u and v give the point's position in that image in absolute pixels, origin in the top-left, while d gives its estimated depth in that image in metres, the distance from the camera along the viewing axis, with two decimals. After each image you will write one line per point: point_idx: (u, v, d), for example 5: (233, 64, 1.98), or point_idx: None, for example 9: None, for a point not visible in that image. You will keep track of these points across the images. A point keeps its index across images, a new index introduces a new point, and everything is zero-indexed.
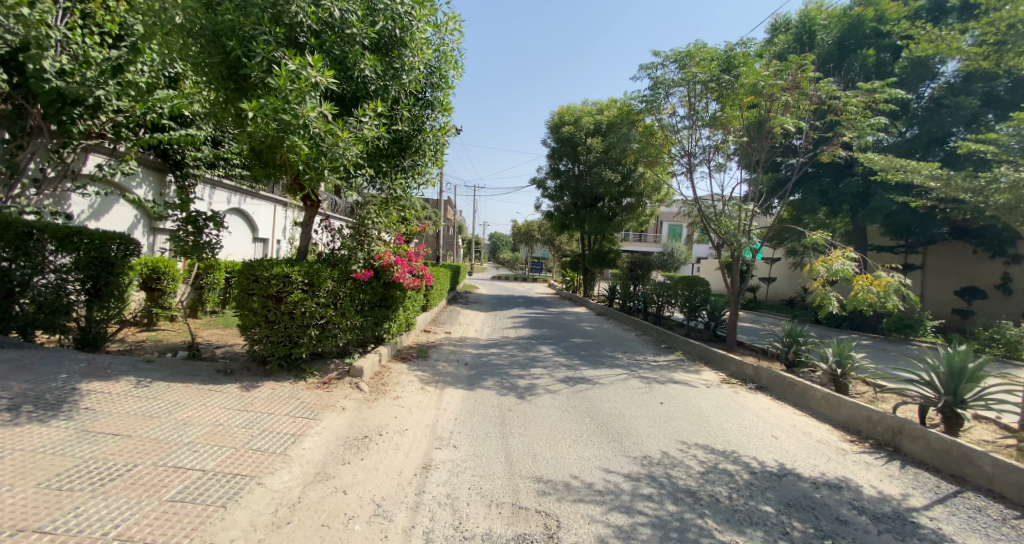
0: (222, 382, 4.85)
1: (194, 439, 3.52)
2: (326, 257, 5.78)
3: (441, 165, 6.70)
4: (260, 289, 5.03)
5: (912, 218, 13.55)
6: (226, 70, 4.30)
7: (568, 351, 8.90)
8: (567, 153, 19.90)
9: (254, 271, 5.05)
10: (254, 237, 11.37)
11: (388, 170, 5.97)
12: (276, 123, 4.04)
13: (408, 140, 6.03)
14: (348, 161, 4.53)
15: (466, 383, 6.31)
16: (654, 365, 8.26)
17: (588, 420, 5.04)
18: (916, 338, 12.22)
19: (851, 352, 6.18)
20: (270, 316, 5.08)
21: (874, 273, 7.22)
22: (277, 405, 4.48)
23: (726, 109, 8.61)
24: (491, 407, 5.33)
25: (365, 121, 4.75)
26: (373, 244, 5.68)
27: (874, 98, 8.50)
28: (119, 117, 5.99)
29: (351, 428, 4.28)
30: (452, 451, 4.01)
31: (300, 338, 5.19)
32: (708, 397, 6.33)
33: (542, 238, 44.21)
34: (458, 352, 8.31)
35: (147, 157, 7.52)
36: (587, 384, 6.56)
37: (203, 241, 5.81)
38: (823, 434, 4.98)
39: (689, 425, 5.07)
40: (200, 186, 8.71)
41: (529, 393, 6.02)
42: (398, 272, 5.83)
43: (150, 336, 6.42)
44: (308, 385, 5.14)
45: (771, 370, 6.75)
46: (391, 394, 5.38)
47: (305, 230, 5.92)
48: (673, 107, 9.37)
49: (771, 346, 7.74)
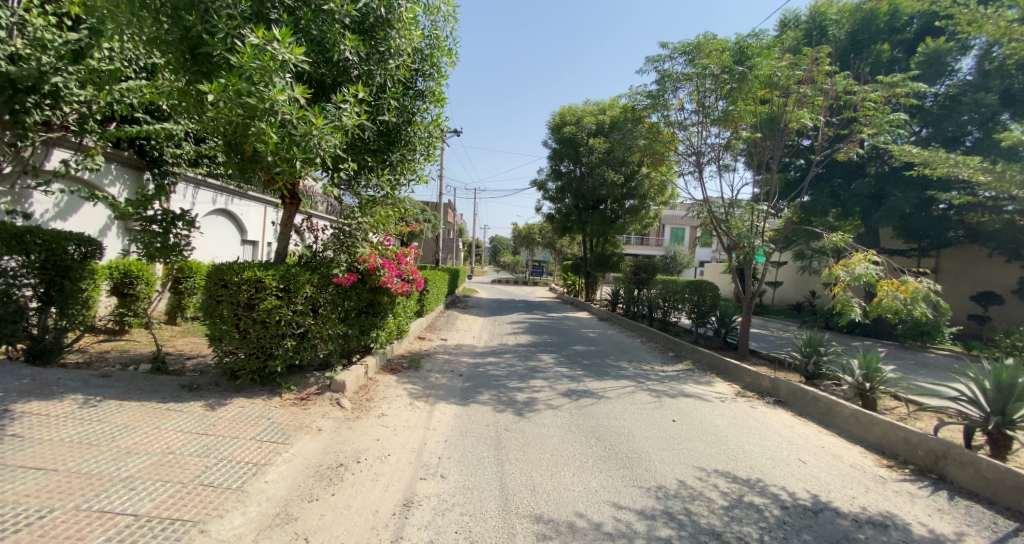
0: (182, 399, 4.33)
1: (133, 474, 3.00)
2: (307, 261, 5.32)
3: (434, 161, 6.20)
4: (230, 295, 4.52)
5: (928, 220, 13.00)
6: (188, 49, 3.83)
7: (570, 361, 8.37)
8: (567, 155, 19.40)
9: (223, 275, 4.54)
10: (242, 239, 10.89)
11: (375, 166, 5.40)
12: (241, 109, 3.57)
13: (397, 132, 5.48)
14: (326, 153, 4.04)
15: (460, 397, 5.79)
16: (662, 376, 7.73)
17: (593, 442, 4.51)
18: (934, 346, 11.68)
19: (879, 364, 5.63)
20: (242, 325, 4.57)
21: (901, 277, 6.69)
22: (245, 426, 3.98)
23: (736, 104, 8.10)
24: (486, 425, 4.81)
25: (345, 107, 4.24)
26: (358, 246, 5.27)
27: (896, 93, 8.00)
28: (83, 108, 5.57)
29: (325, 454, 3.76)
30: (439, 482, 3.49)
31: (275, 350, 4.68)
32: (723, 413, 5.80)
33: (542, 241, 43.67)
34: (453, 362, 7.80)
35: (122, 154, 7.14)
36: (591, 398, 6.03)
37: (172, 242, 5.29)
38: (856, 459, 4.45)
39: (706, 448, 4.55)
40: (181, 185, 8.26)
41: (529, 409, 5.49)
42: (386, 276, 5.33)
43: (115, 347, 5.90)
44: (283, 402, 4.63)
45: (791, 383, 6.23)
46: (375, 411, 4.87)
47: (283, 231, 5.43)
48: (680, 102, 8.88)
49: (788, 356, 7.21)
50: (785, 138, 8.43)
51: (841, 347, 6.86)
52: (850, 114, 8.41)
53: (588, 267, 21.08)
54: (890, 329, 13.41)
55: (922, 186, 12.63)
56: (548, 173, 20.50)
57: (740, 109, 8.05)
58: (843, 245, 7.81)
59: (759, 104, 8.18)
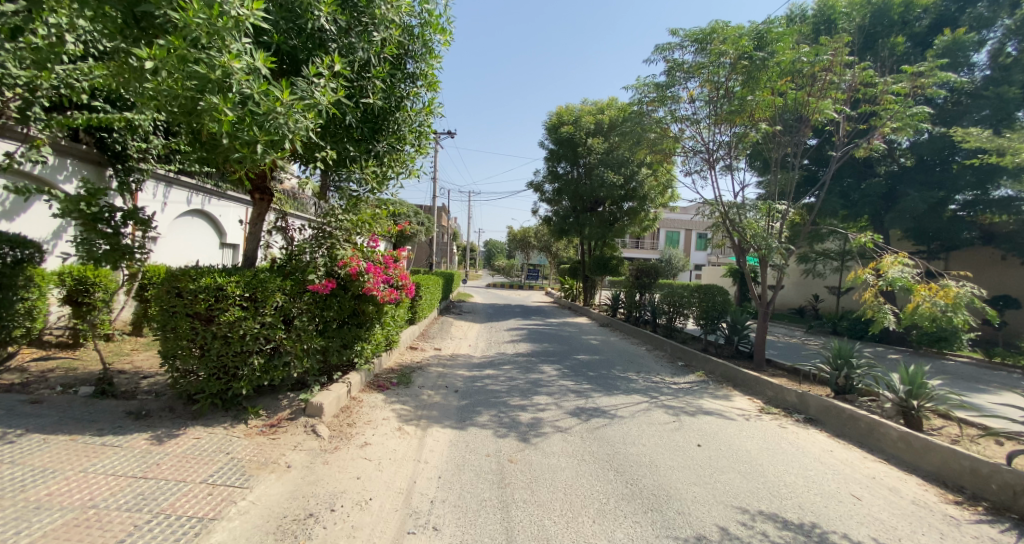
0: (123, 431, 3.62)
1: (37, 538, 2.31)
2: (279, 266, 4.65)
3: (426, 153, 5.57)
4: (185, 305, 3.83)
5: (941, 222, 12.55)
6: (128, 8, 3.16)
7: (575, 373, 7.72)
8: (566, 155, 18.78)
9: (175, 283, 3.83)
10: (221, 241, 10.17)
11: (358, 156, 4.68)
12: (188, 80, 2.94)
13: (383, 119, 4.79)
14: (297, 135, 3.36)
15: (456, 419, 5.10)
16: (676, 389, 7.11)
17: (613, 476, 3.87)
18: (951, 353, 11.42)
19: (924, 379, 5.12)
20: (201, 342, 3.88)
21: (938, 281, 6.11)
22: (197, 466, 3.28)
23: (754, 93, 7.46)
24: (485, 456, 4.13)
25: (319, 81, 3.55)
26: (338, 247, 4.57)
27: (922, 84, 7.47)
28: (27, 93, 4.86)
29: (291, 501, 3.07)
30: (430, 537, 2.81)
31: (240, 370, 3.99)
32: (751, 434, 5.18)
33: (539, 244, 43.06)
34: (448, 376, 7.10)
35: (77, 146, 6.42)
36: (603, 419, 5.38)
37: (124, 245, 4.57)
38: (916, 494, 3.84)
39: (743, 481, 3.91)
40: (150, 183, 7.55)
41: (534, 432, 4.83)
42: (370, 283, 4.72)
43: (61, 364, 5.12)
44: (248, 431, 3.95)
45: (823, 399, 5.65)
46: (357, 440, 4.19)
47: (253, 231, 4.74)
48: (690, 93, 8.27)
49: (814, 369, 6.62)
50: (805, 132, 7.84)
51: (872, 359, 6.28)
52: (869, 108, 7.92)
53: (587, 270, 20.42)
54: (903, 335, 12.88)
55: (935, 186, 12.15)
56: (546, 174, 19.87)
57: (758, 99, 7.42)
58: (870, 246, 7.23)
59: (780, 93, 7.56)
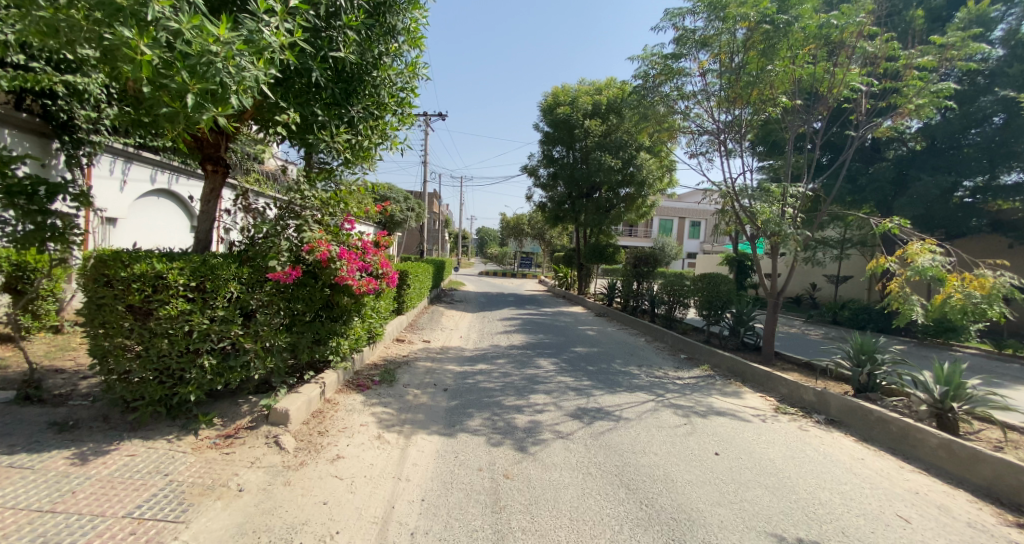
0: (40, 447, 3.00)
1: None
2: (238, 250, 4.01)
3: (410, 123, 4.95)
4: (116, 296, 3.15)
5: (950, 209, 12.12)
6: None
7: (573, 367, 7.21)
8: (561, 139, 18.00)
9: (103, 271, 3.16)
10: (192, 224, 9.41)
11: (327, 122, 4.00)
12: (94, 6, 2.28)
13: (359, 80, 4.11)
14: (242, 86, 2.66)
15: (445, 424, 4.54)
16: (682, 385, 6.63)
17: (625, 495, 3.34)
18: (958, 344, 11.10)
19: (961, 380, 4.72)
20: (138, 340, 3.23)
21: (974, 271, 5.59)
22: (124, 494, 2.68)
23: (773, 63, 6.87)
24: (477, 471, 3.57)
25: (271, 18, 2.86)
26: (304, 229, 3.94)
27: (952, 56, 6.89)
28: None
29: (238, 538, 2.48)
30: None
31: (186, 373, 3.36)
32: (771, 439, 4.68)
33: (532, 232, 42.58)
34: (436, 371, 6.54)
35: (18, 114, 5.39)
36: (608, 421, 4.85)
37: (50, 224, 3.84)
38: (968, 514, 3.37)
39: (773, 500, 3.41)
40: (106, 157, 6.80)
41: (533, 438, 4.31)
42: (343, 270, 4.07)
43: None
44: (197, 444, 3.36)
45: (846, 399, 5.19)
46: (327, 452, 3.61)
47: (207, 210, 4.06)
48: (701, 65, 7.66)
49: (831, 364, 6.16)
50: (823, 109, 7.27)
51: (896, 355, 5.82)
52: (891, 83, 7.37)
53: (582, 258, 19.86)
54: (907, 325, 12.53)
55: (946, 171, 11.69)
56: (541, 158, 19.14)
57: (778, 70, 6.88)
58: (895, 233, 6.67)
59: (800, 65, 6.95)
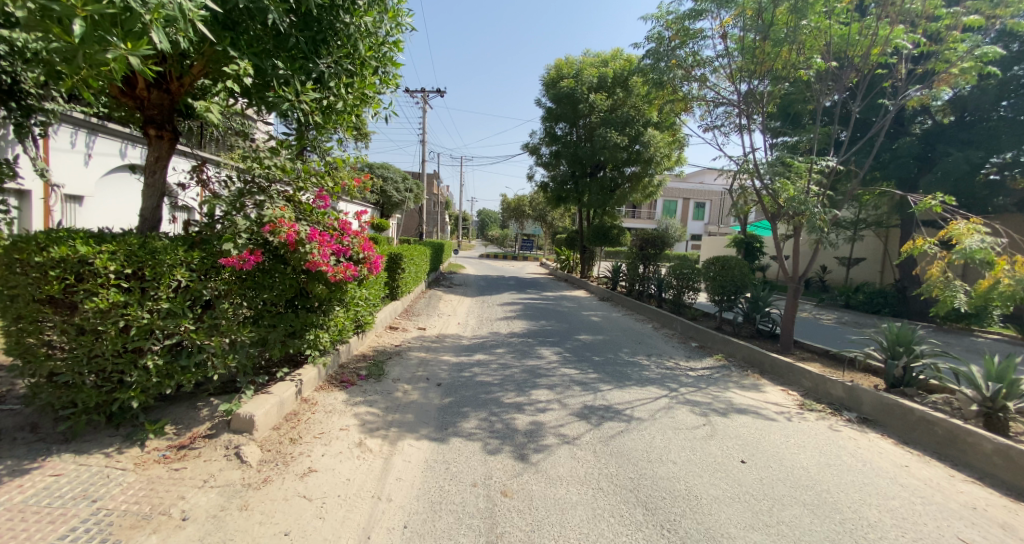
0: None
1: None
2: (191, 232, 3.47)
3: (393, 83, 4.38)
4: (29, 286, 2.60)
5: (978, 186, 11.41)
6: None
7: (578, 358, 6.72)
8: (564, 115, 17.16)
9: (13, 256, 2.61)
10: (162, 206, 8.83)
11: (291, 76, 3.46)
12: None
13: (328, 27, 3.55)
14: (159, 15, 2.08)
15: (436, 426, 4.04)
16: (695, 377, 6.14)
17: (643, 518, 2.84)
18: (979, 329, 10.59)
19: (1016, 376, 4.18)
20: (63, 337, 2.70)
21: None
22: (32, 527, 2.18)
23: (805, 20, 6.15)
24: (470, 487, 3.08)
25: None
26: (265, 208, 3.41)
27: (1004, 12, 6.17)
28: None
29: None
30: None
31: (126, 377, 2.84)
32: (800, 441, 4.19)
33: (533, 213, 41.71)
34: (430, 363, 6.06)
35: None
36: (619, 423, 4.35)
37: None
38: None
39: (816, 522, 2.91)
40: (65, 128, 6.21)
41: (535, 443, 3.82)
42: (315, 254, 3.55)
43: None
44: (142, 460, 2.87)
45: (882, 396, 4.69)
46: (298, 466, 3.11)
47: (152, 183, 3.52)
48: (721, 26, 6.97)
49: (862, 356, 5.63)
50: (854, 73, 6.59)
51: (934, 347, 5.28)
52: (931, 45, 6.66)
53: (586, 240, 19.27)
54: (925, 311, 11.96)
55: (976, 146, 10.96)
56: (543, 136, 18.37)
57: (811, 26, 6.22)
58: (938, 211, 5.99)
59: (833, 23, 6.26)
